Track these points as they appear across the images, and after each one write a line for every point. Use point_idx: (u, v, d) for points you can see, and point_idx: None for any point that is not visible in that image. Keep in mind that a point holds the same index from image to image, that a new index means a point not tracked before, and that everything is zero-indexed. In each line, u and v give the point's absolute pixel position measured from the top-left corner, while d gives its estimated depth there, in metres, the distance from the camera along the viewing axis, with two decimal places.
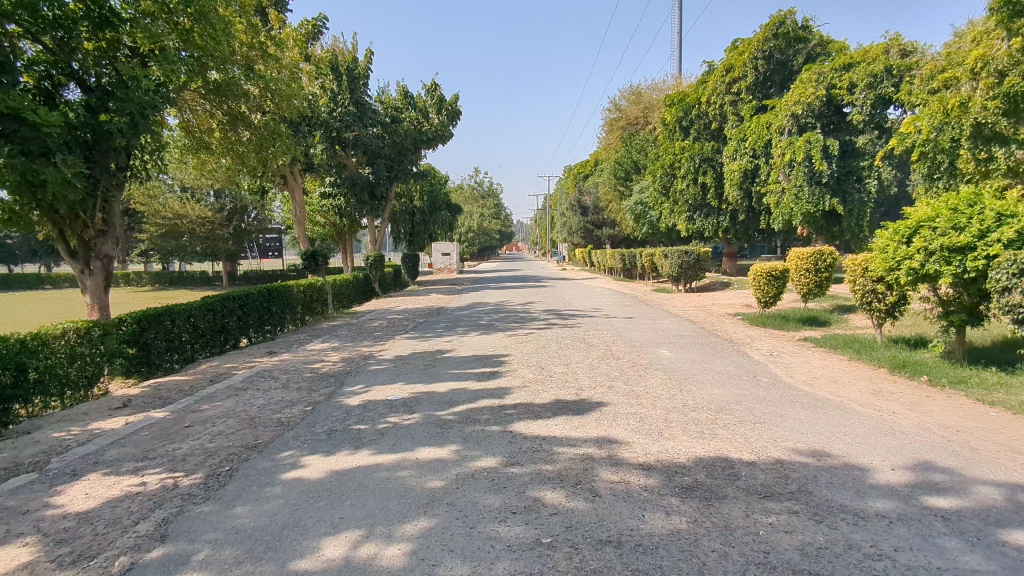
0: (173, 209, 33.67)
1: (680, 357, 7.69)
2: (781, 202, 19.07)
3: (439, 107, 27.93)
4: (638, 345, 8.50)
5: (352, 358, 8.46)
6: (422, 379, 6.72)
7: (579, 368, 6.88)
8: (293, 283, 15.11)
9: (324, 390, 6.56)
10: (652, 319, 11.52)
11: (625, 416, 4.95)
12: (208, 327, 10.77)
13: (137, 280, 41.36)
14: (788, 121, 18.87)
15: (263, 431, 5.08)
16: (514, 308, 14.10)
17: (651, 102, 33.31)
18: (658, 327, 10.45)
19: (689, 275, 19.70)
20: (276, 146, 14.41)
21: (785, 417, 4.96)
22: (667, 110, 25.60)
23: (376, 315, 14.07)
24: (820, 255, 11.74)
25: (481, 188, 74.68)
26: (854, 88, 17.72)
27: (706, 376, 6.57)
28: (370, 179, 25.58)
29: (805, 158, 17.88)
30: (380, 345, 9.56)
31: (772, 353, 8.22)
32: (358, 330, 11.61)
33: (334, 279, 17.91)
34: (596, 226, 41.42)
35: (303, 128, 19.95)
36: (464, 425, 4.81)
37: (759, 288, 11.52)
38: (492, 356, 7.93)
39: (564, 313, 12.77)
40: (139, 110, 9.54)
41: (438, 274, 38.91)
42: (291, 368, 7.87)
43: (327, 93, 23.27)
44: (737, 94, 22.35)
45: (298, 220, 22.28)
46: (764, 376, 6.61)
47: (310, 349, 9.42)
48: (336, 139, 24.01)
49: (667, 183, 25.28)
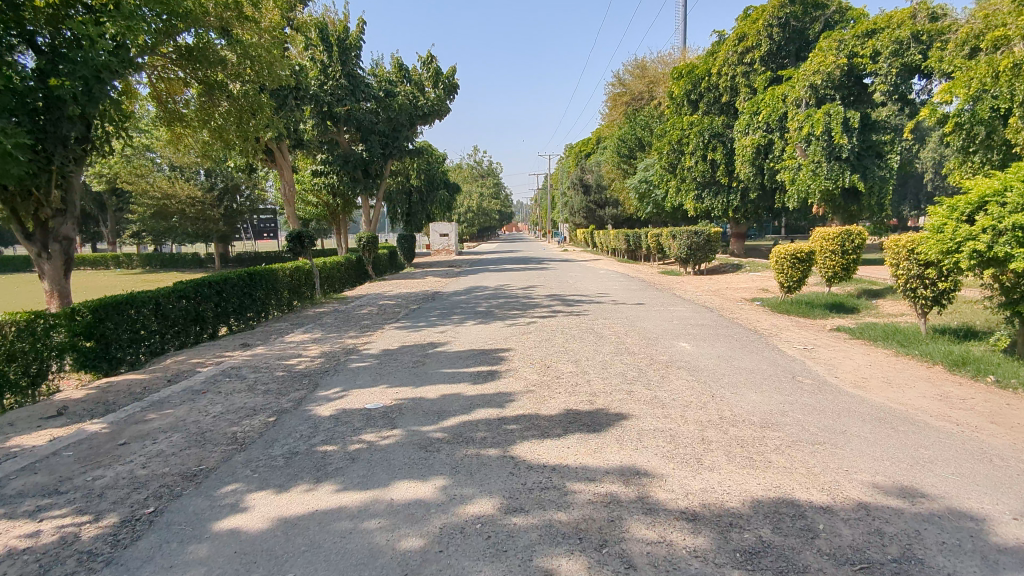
0: (161, 189, 32.75)
1: (702, 353, 6.76)
2: (797, 178, 18.05)
3: (435, 80, 26.69)
4: (654, 338, 7.55)
5: (334, 352, 7.53)
6: (409, 381, 5.79)
7: (591, 367, 5.95)
8: (279, 267, 14.17)
9: (294, 394, 5.63)
10: (665, 306, 10.57)
11: (653, 435, 4.02)
12: (180, 316, 9.86)
13: (127, 263, 40.41)
14: (806, 93, 17.77)
15: (209, 453, 4.15)
16: (515, 293, 13.15)
17: (657, 76, 32.06)
18: (673, 315, 9.51)
19: (699, 256, 18.73)
20: (259, 118, 13.47)
21: (847, 435, 4.03)
22: (674, 83, 24.44)
23: (367, 301, 13.11)
24: (847, 236, 10.81)
25: (481, 167, 73.35)
26: (878, 56, 16.63)
27: (738, 377, 5.62)
28: (363, 157, 24.56)
29: (824, 132, 16.90)
30: (368, 336, 8.62)
31: (806, 346, 7.28)
32: (345, 318, 10.67)
33: (323, 262, 16.93)
34: (598, 206, 40.36)
35: (288, 99, 18.78)
36: (455, 448, 3.88)
37: (781, 272, 10.56)
38: (490, 350, 7.00)
39: (569, 299, 11.82)
40: (95, 74, 8.52)
41: (436, 255, 37.93)
42: (262, 365, 6.93)
43: (317, 65, 22.43)
44: (750, 65, 21.23)
45: (287, 198, 21.27)
46: (806, 377, 5.67)
47: (288, 341, 8.48)
48: (327, 114, 23.02)
49: (674, 160, 24.24)
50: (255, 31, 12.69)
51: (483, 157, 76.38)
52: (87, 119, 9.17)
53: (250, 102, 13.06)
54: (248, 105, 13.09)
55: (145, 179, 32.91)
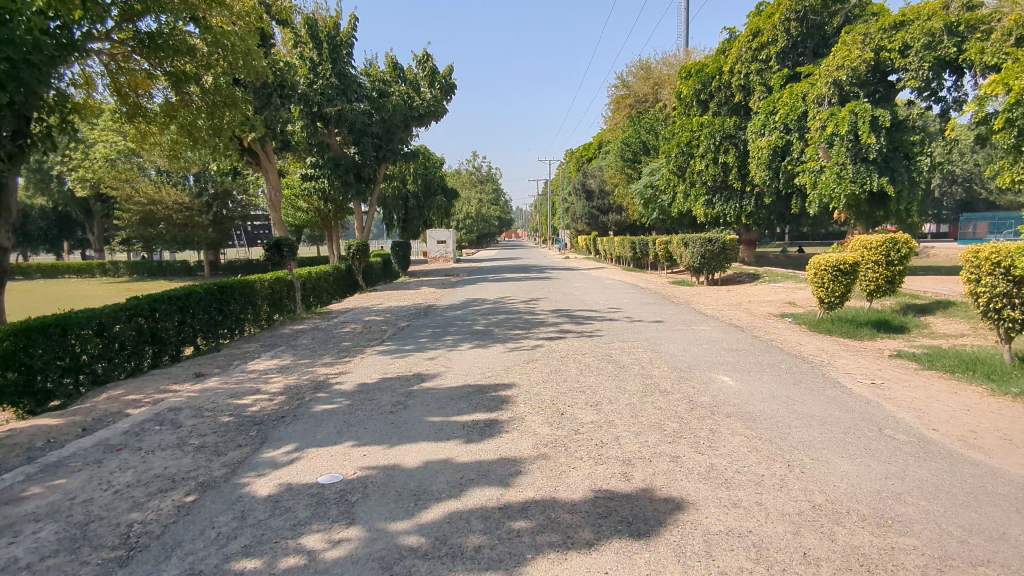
0: (147, 194, 31.58)
1: (750, 390, 5.45)
2: (819, 182, 16.87)
3: (432, 80, 25.42)
4: (687, 369, 6.25)
5: (299, 388, 6.22)
6: (383, 435, 4.48)
7: (619, 415, 4.65)
8: (256, 277, 12.89)
9: (233, 453, 4.31)
10: (688, 324, 9.27)
11: (729, 547, 2.71)
12: (131, 338, 8.54)
13: (114, 271, 39.20)
14: (828, 90, 16.59)
15: (78, 568, 2.83)
16: (516, 308, 11.88)
17: (662, 77, 30.90)
18: (700, 336, 8.22)
19: (712, 266, 17.48)
20: (233, 115, 12.24)
21: (1016, 546, 2.71)
22: (682, 83, 23.27)
23: (352, 316, 11.80)
24: (893, 246, 9.56)
25: (479, 173, 72.41)
26: (908, 49, 15.49)
27: (810, 431, 4.31)
28: (356, 160, 23.46)
29: (849, 131, 15.68)
30: (345, 364, 7.31)
31: (872, 380, 5.97)
32: (324, 339, 9.36)
33: (307, 273, 15.65)
34: (601, 212, 39.22)
35: (273, 97, 17.52)
36: (435, 571, 2.58)
37: (820, 286, 9.26)
38: (489, 387, 5.69)
39: (577, 316, 10.53)
40: (23, 57, 7.23)
41: (432, 263, 36.67)
42: (209, 406, 5.61)
43: (306, 63, 21.36)
44: (765, 62, 20.04)
45: (274, 204, 20.05)
46: (895, 430, 4.35)
47: (249, 370, 7.17)
48: (317, 115, 21.94)
49: (683, 163, 23.05)
50: (229, 19, 11.53)
51: (482, 164, 75.34)
52: (19, 111, 7.87)
53: (222, 99, 11.84)
54: (220, 100, 11.88)
55: (131, 184, 31.77)
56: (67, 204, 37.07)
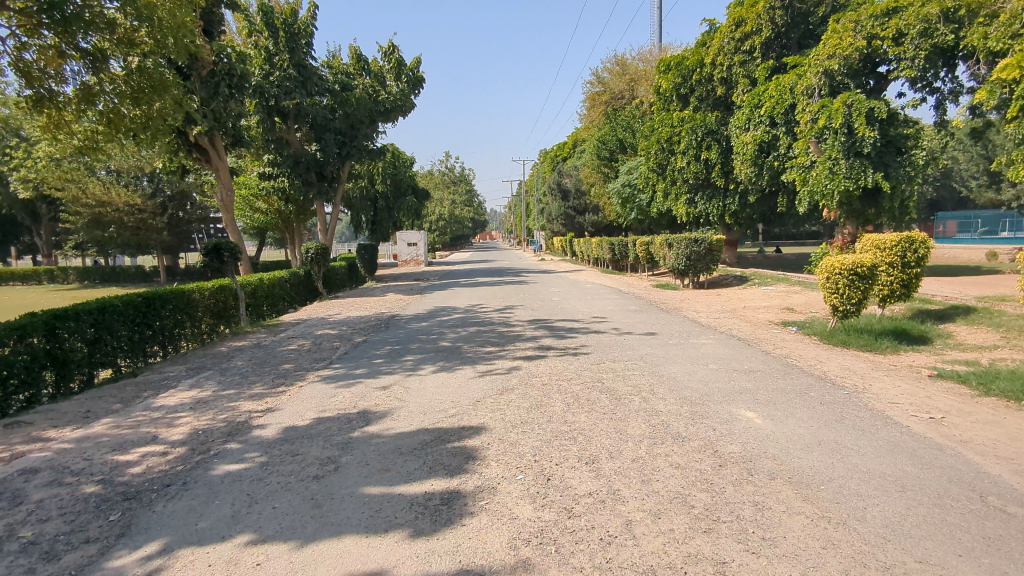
0: (96, 195, 29.48)
1: (785, 433, 4.25)
2: (809, 178, 15.93)
3: (398, 73, 24.18)
4: (700, 403, 5.02)
5: (208, 435, 4.82)
6: (297, 519, 3.15)
7: (627, 484, 3.39)
8: (194, 286, 11.38)
9: (69, 558, 2.92)
10: (684, 338, 8.09)
11: None
12: (21, 364, 7.02)
13: (63, 278, 36.83)
14: (818, 80, 15.59)
15: None
16: (490, 318, 10.60)
17: (638, 73, 29.93)
18: (702, 354, 7.03)
19: (699, 268, 16.43)
20: (164, 101, 10.70)
21: None
22: (661, 77, 22.23)
23: (302, 330, 10.36)
24: (909, 245, 8.55)
25: (452, 174, 71.01)
26: (903, 37, 14.61)
27: (894, 505, 3.11)
28: (317, 157, 21.93)
29: (843, 124, 14.72)
30: (278, 397, 5.92)
31: (928, 413, 4.82)
32: (262, 361, 7.93)
33: (259, 280, 14.15)
34: (578, 212, 38.19)
35: (221, 86, 16.06)
36: None
37: (832, 292, 8.15)
38: (451, 433, 4.39)
39: (559, 327, 9.29)
40: None
41: (402, 266, 35.16)
42: (76, 467, 4.18)
43: (261, 53, 19.81)
44: (749, 53, 19.08)
45: (225, 204, 18.42)
46: (1004, 500, 3.17)
47: (155, 407, 5.73)
48: (275, 109, 20.40)
49: (663, 160, 22.02)
50: None
51: (455, 164, 73.88)
52: None
53: (150, 82, 10.33)
54: (147, 84, 10.36)
55: (76, 184, 29.63)
56: (10, 206, 34.59)
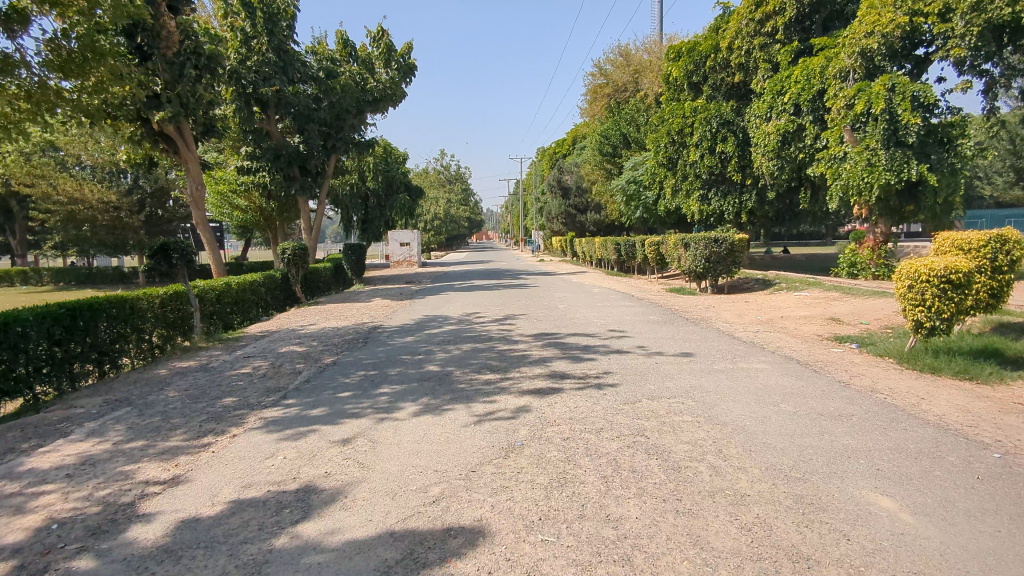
0: (67, 192, 27.47)
1: (971, 551, 2.63)
2: (841, 171, 14.34)
3: (387, 60, 22.37)
4: (802, 479, 3.41)
5: (61, 534, 3.15)
6: None
7: None
8: (139, 293, 9.66)
9: None
10: (731, 363, 6.47)
11: None
12: None
13: (38, 281, 35.02)
14: (853, 62, 14.07)
15: None
16: (488, 330, 8.97)
17: (642, 64, 28.22)
18: (765, 387, 5.42)
19: (719, 270, 14.83)
20: (101, 73, 9.02)
21: None
22: (671, 65, 20.69)
23: (264, 346, 8.69)
24: (1000, 245, 6.99)
25: (447, 172, 69.24)
26: (950, 12, 12.95)
27: None
28: (299, 150, 20.26)
29: (885, 110, 13.09)
30: (194, 457, 4.26)
31: None
32: (200, 393, 6.26)
33: (226, 285, 12.47)
34: (579, 211, 36.65)
35: (187, 67, 14.41)
36: None
37: (914, 304, 6.49)
38: (428, 547, 2.76)
39: (571, 345, 7.68)
40: None
41: (394, 268, 33.47)
42: None
43: (236, 35, 18.07)
44: (770, 35, 17.48)
45: (195, 199, 16.66)
46: None
47: (16, 474, 4.06)
48: (253, 97, 18.70)
49: (673, 153, 20.47)
50: None
51: (450, 163, 72.24)
52: None
53: (88, 49, 8.67)
54: (83, 51, 8.70)
55: (47, 180, 27.72)
56: None
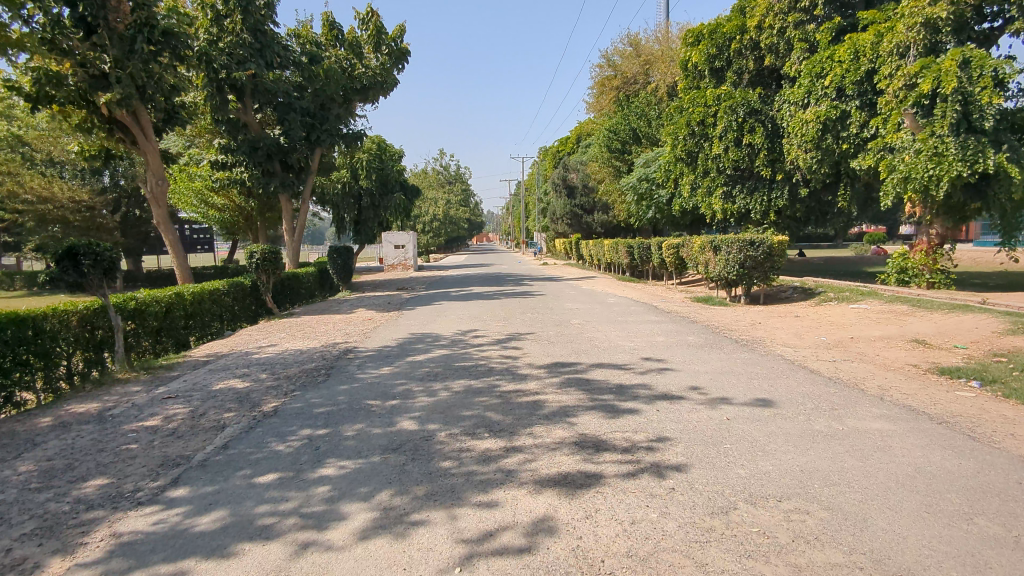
0: (35, 189, 25.10)
1: None
2: (897, 163, 12.29)
3: (377, 44, 20.49)
4: None
5: None
6: None
7: None
8: (49, 308, 7.67)
9: None
10: (838, 422, 4.46)
11: None
12: None
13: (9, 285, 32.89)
14: (913, 35, 12.07)
15: None
16: (488, 360, 6.92)
17: (654, 54, 26.30)
18: (923, 477, 3.42)
19: (754, 277, 12.85)
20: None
21: None
22: (690, 50, 18.80)
23: (197, 381, 6.65)
24: None
25: (447, 173, 67.34)
26: None
27: None
28: (279, 142, 18.06)
29: (956, 90, 11.10)
30: None
31: None
32: (64, 467, 4.23)
33: (177, 295, 10.45)
34: (585, 211, 34.69)
35: (139, 41, 12.37)
36: None
37: None
38: None
39: (599, 386, 5.63)
40: None
41: (389, 271, 31.49)
42: None
43: (206, 13, 16.02)
44: (807, 11, 15.54)
45: (155, 197, 14.52)
46: None
47: None
48: (226, 82, 16.71)
49: (693, 147, 18.52)
50: None
51: (450, 163, 70.31)
52: None
53: None
54: None
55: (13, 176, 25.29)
56: None
